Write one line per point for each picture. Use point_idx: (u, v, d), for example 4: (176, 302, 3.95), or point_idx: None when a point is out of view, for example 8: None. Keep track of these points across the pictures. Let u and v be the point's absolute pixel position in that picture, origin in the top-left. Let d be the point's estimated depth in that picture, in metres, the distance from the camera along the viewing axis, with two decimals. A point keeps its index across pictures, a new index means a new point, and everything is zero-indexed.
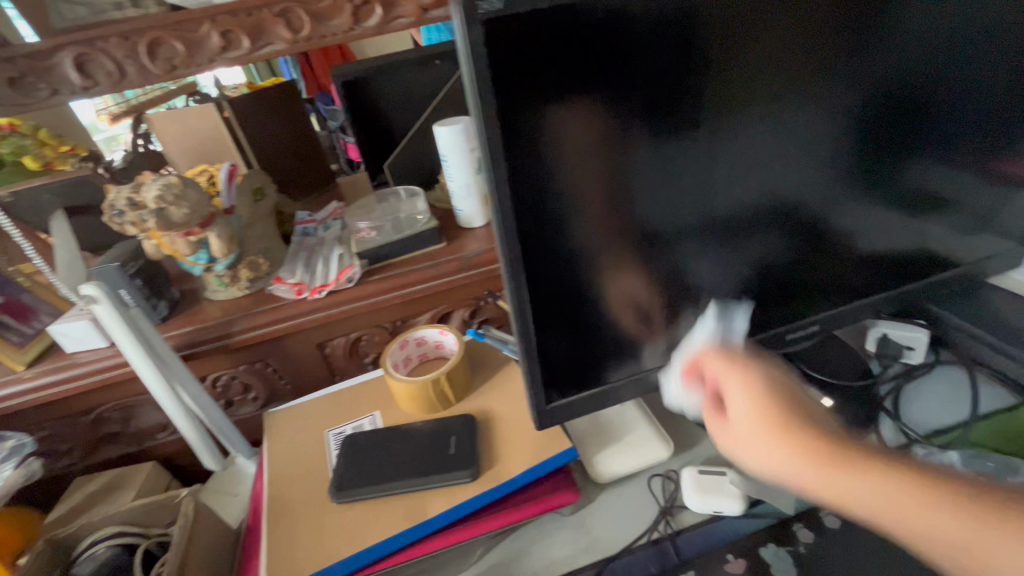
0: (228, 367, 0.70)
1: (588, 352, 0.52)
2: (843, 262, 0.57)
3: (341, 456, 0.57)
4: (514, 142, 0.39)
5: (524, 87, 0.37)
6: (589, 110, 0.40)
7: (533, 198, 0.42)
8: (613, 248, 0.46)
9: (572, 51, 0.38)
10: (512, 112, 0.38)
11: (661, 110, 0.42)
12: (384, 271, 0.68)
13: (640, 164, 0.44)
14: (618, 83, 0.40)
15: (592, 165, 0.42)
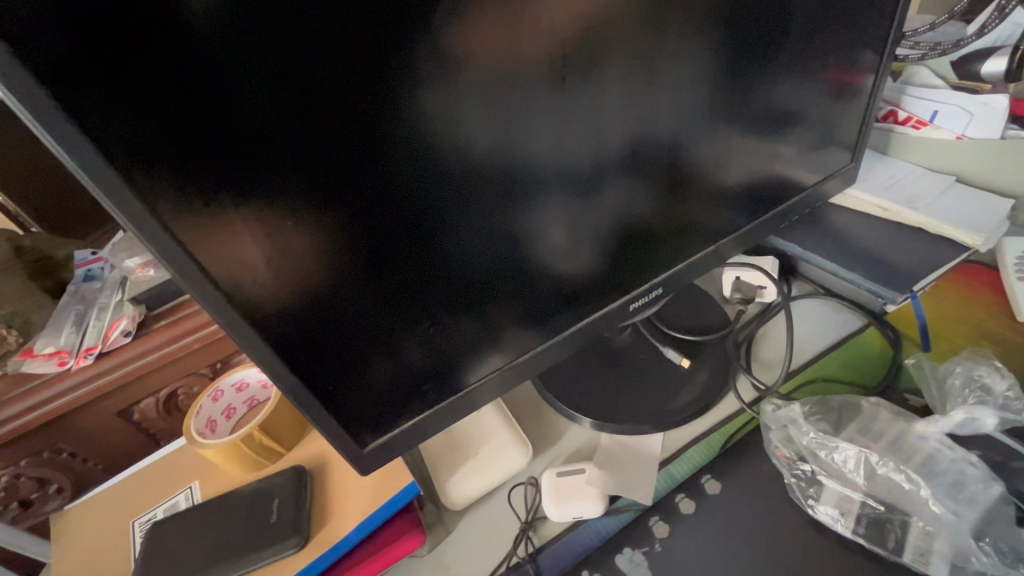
0: (3, 467, 0.55)
1: (424, 366, 0.45)
2: (680, 209, 0.51)
3: (143, 554, 0.47)
4: (202, 180, 0.28)
5: (142, 91, 0.25)
6: (303, 106, 0.29)
7: (273, 230, 0.32)
8: (401, 252, 0.37)
9: (196, 13, 0.25)
10: (144, 131, 0.26)
11: (411, 83, 0.32)
12: (175, 312, 0.57)
13: (393, 145, 0.33)
14: (306, 44, 0.28)
15: (322, 163, 0.31)
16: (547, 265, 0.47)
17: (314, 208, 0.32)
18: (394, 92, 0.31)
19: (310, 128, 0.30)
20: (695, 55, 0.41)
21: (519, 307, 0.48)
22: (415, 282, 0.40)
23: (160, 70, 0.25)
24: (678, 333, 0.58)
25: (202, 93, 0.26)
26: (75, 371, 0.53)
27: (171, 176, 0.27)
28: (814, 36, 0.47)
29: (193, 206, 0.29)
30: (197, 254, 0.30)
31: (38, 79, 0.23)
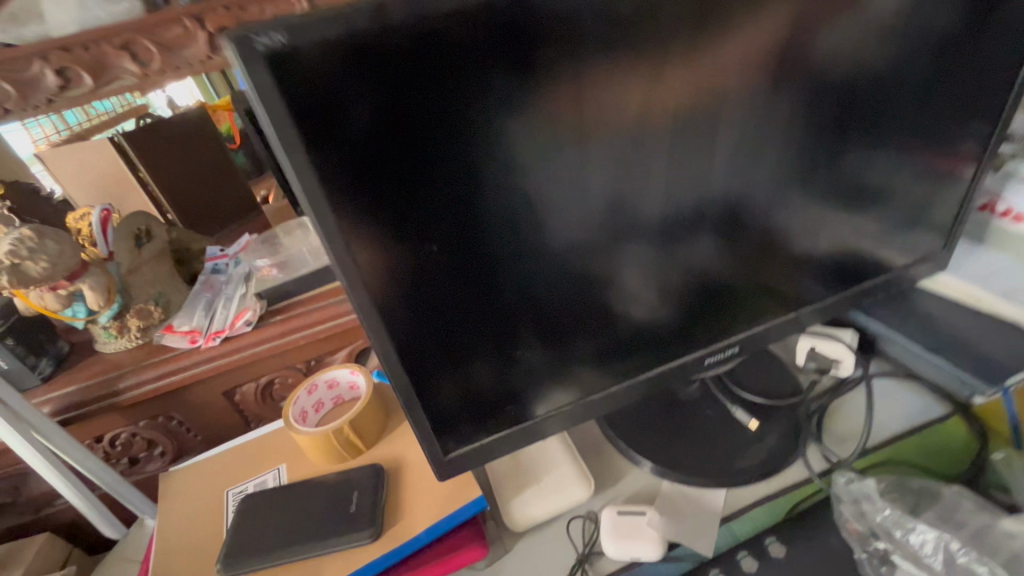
0: (126, 425, 0.64)
1: (507, 387, 0.49)
2: (762, 273, 0.54)
3: (236, 521, 0.53)
4: (375, 202, 0.35)
5: (351, 131, 0.32)
6: (462, 152, 0.35)
7: (417, 250, 0.38)
8: (504, 282, 0.42)
9: (402, 76, 0.32)
10: (341, 158, 0.33)
11: (547, 137, 0.37)
12: (289, 310, 0.64)
13: (522, 189, 0.38)
14: (473, 105, 0.34)
15: (460, 199, 0.37)
16: (626, 311, 0.50)
17: (450, 234, 0.38)
18: (531, 148, 0.37)
19: (464, 170, 0.36)
20: (800, 130, 0.45)
21: (595, 347, 0.51)
22: (511, 310, 0.44)
23: (370, 116, 0.32)
24: (749, 394, 0.59)
25: (388, 136, 0.33)
26: (202, 348, 0.61)
27: (353, 196, 0.34)
28: (917, 123, 0.49)
29: (359, 221, 0.35)
30: (351, 260, 0.36)
31: (287, 115, 0.30)
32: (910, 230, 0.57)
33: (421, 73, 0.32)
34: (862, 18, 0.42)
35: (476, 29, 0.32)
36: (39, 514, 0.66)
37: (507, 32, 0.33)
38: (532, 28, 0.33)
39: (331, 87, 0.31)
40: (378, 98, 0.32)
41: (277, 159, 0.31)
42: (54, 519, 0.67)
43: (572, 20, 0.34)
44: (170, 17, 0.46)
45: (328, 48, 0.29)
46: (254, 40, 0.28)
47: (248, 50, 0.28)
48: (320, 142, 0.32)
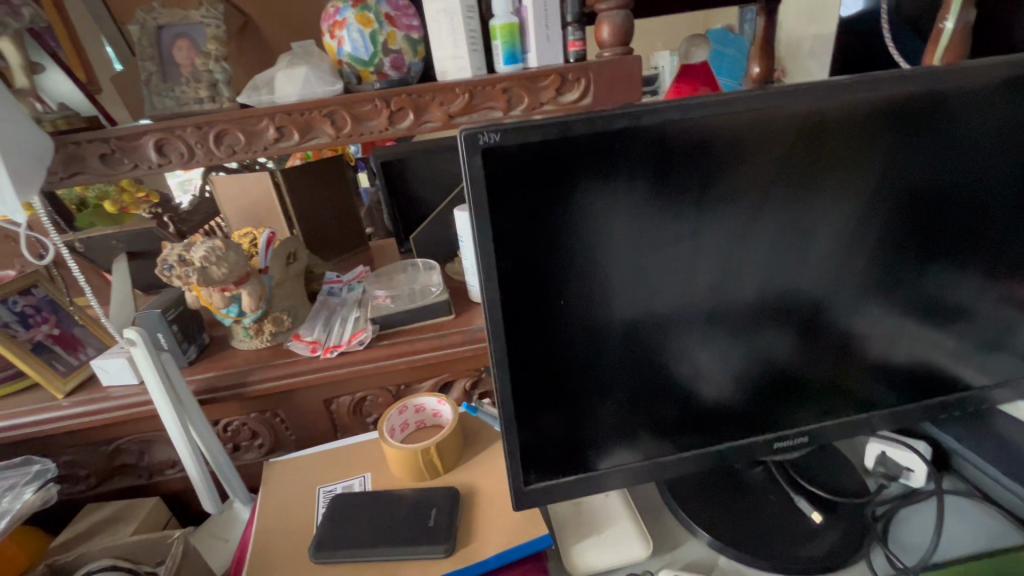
0: (240, 414, 0.73)
1: (586, 434, 0.56)
2: (835, 371, 0.57)
3: (326, 515, 0.59)
4: (520, 257, 0.46)
5: (517, 205, 0.44)
6: (590, 230, 0.46)
7: (540, 298, 0.48)
8: (598, 336, 0.51)
9: (561, 170, 0.43)
10: (504, 217, 0.44)
11: (654, 225, 0.47)
12: (394, 337, 0.73)
13: (629, 263, 0.48)
14: (606, 196, 0.45)
15: (579, 264, 0.47)
16: (695, 388, 0.56)
17: (567, 291, 0.48)
18: (643, 234, 0.47)
19: (589, 243, 0.46)
20: (879, 243, 0.51)
21: (663, 416, 0.57)
22: (598, 363, 0.52)
23: (533, 195, 0.44)
24: (814, 488, 0.60)
25: (542, 210, 0.44)
26: (320, 358, 0.71)
27: (505, 249, 0.45)
28: (996, 254, 0.53)
29: (501, 265, 0.46)
30: (489, 294, 0.46)
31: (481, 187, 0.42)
32: (990, 354, 0.59)
33: (574, 170, 0.44)
34: (942, 155, 0.48)
35: (621, 143, 0.43)
36: (153, 479, 0.76)
37: (645, 151, 0.44)
38: (662, 145, 0.44)
39: (515, 169, 0.43)
40: (541, 183, 0.43)
41: (468, 216, 0.43)
42: (161, 486, 0.76)
43: (692, 142, 0.45)
44: (365, 97, 0.59)
45: (519, 146, 0.42)
46: (479, 139, 0.41)
47: (473, 143, 0.41)
48: (495, 204, 0.43)
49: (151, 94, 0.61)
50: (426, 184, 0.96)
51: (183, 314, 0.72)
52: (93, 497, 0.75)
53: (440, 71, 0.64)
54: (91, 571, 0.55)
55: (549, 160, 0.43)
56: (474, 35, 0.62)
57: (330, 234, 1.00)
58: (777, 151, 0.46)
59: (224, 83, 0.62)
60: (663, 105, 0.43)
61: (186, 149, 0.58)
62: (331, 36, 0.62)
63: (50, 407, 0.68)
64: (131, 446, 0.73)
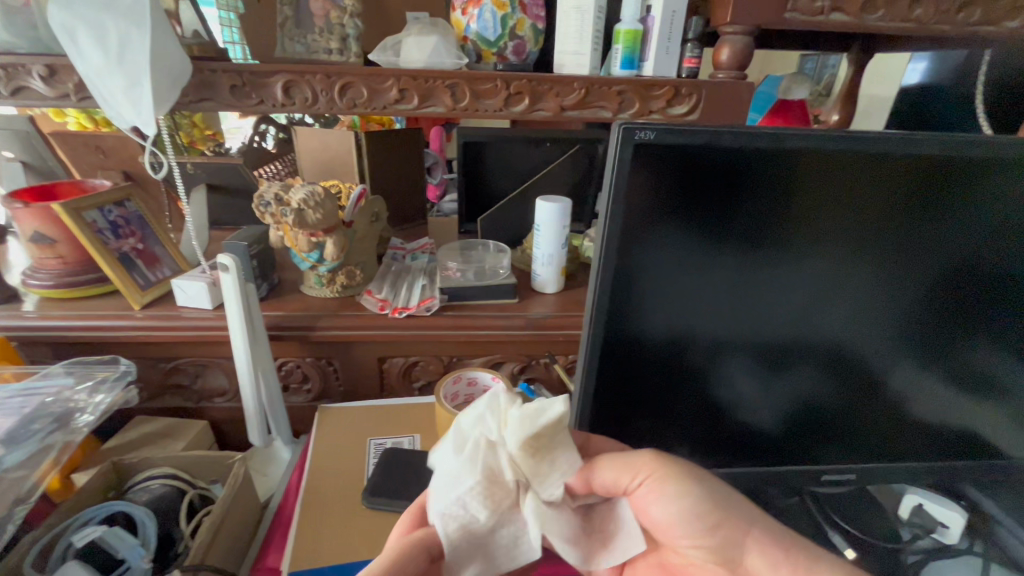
0: (297, 356, 0.76)
1: (643, 431, 0.57)
2: (884, 421, 0.59)
3: (378, 465, 0.61)
4: (633, 251, 0.47)
5: (646, 200, 0.45)
6: (701, 237, 0.48)
7: (637, 293, 0.50)
8: (679, 342, 0.52)
9: (695, 176, 0.45)
10: (630, 210, 0.46)
11: (758, 245, 0.49)
12: (458, 309, 0.75)
13: (726, 276, 0.50)
14: (726, 208, 0.47)
15: (680, 271, 0.49)
16: (751, 412, 0.58)
17: (662, 291, 0.50)
18: (747, 254, 0.49)
19: (697, 249, 0.48)
20: (959, 305, 0.53)
21: (713, 433, 0.58)
22: (670, 368, 0.54)
23: (663, 194, 0.45)
24: (848, 525, 0.62)
25: (665, 209, 0.46)
26: (386, 317, 0.73)
27: (622, 240, 0.47)
28: None
29: (615, 254, 0.47)
30: (597, 279, 0.47)
31: (621, 178, 0.44)
32: None
33: (705, 178, 0.45)
34: None
35: (754, 160, 0.45)
36: (199, 404, 0.78)
37: (773, 172, 0.46)
38: (789, 170, 0.46)
39: (654, 165, 0.44)
40: (672, 184, 0.45)
41: (602, 201, 0.44)
42: (207, 412, 0.79)
43: (818, 172, 0.46)
44: (488, 76, 0.61)
45: (666, 145, 0.43)
46: (636, 134, 0.42)
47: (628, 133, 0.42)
48: (629, 194, 0.45)
49: (284, 38, 0.64)
50: (500, 170, 0.98)
51: (262, 251, 0.75)
52: (141, 410, 0.78)
53: (558, 63, 0.66)
54: (155, 476, 0.58)
55: (687, 165, 0.44)
56: (597, 35, 0.64)
57: (396, 201, 1.01)
58: (893, 200, 0.48)
59: (353, 39, 0.65)
60: (804, 130, 0.44)
61: (311, 95, 0.61)
62: (462, 11, 0.64)
63: (124, 315, 0.70)
64: (188, 368, 0.76)
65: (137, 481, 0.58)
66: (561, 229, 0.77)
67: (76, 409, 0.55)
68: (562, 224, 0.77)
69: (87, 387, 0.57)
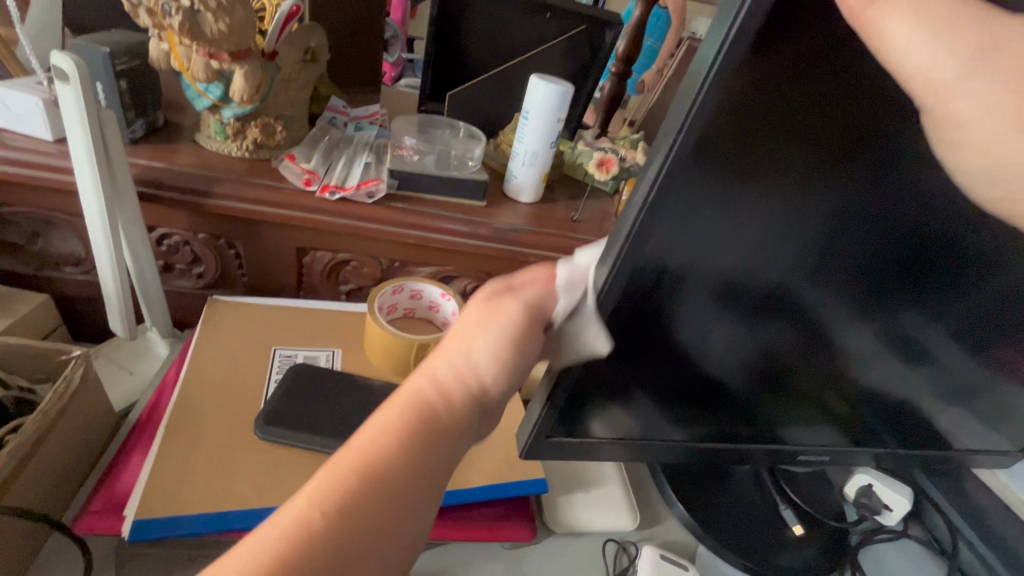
0: (184, 228, 0.57)
1: (622, 387, 0.44)
2: (873, 419, 0.49)
3: (281, 385, 0.47)
4: (712, 146, 0.29)
5: (771, 63, 0.27)
6: (808, 147, 0.30)
7: (688, 215, 0.32)
8: (692, 292, 0.37)
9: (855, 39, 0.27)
10: (737, 74, 0.27)
11: (877, 175, 0.32)
12: (409, 202, 0.59)
13: (810, 212, 0.33)
14: (869, 104, 0.29)
15: (758, 196, 0.32)
16: (738, 386, 0.45)
17: (722, 216, 0.32)
18: (821, 207, 0.33)
19: (795, 159, 0.31)
20: None
21: (689, 403, 0.46)
22: (666, 328, 0.39)
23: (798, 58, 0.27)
24: (799, 500, 0.58)
25: (786, 88, 0.28)
26: (311, 195, 0.55)
27: (704, 125, 0.28)
28: None
29: (684, 147, 0.29)
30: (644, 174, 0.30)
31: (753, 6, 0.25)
32: None
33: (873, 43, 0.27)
34: None
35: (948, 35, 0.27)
36: (41, 273, 0.58)
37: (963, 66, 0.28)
38: None
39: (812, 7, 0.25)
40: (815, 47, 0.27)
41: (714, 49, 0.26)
42: (54, 284, 0.59)
43: None
44: None
45: None
46: None
47: None
48: (749, 45, 0.26)
49: None
50: (483, 37, 0.77)
51: (137, 72, 0.52)
52: None
53: None
54: None
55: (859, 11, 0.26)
56: None
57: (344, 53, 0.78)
58: None
59: None
60: None
61: None
62: None
63: None
64: (21, 222, 0.54)
65: None
66: (554, 122, 0.60)
67: None
68: (556, 115, 0.60)
69: None
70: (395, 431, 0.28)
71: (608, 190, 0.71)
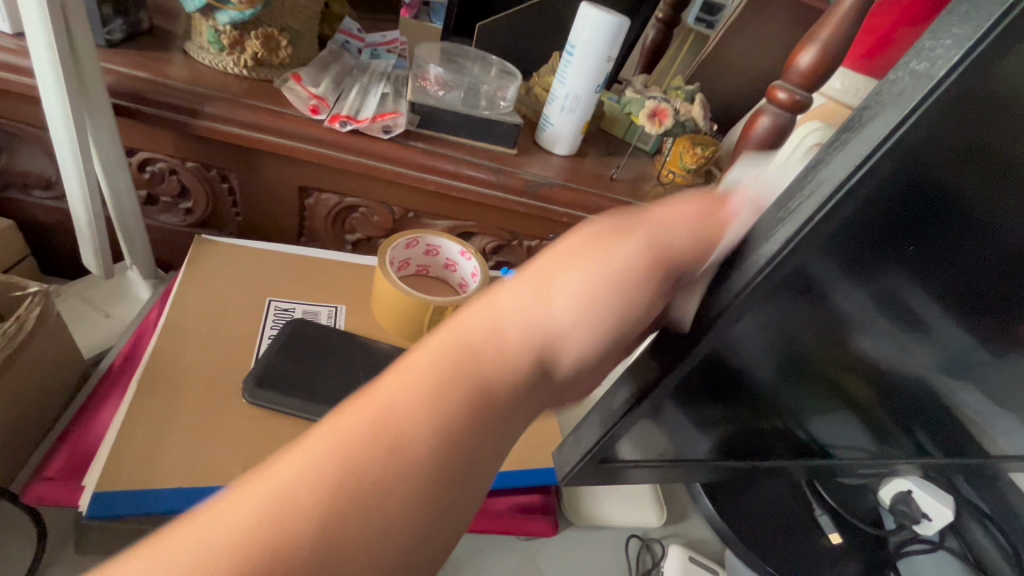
0: (170, 154, 0.49)
1: (661, 415, 0.33)
2: (908, 419, 0.38)
3: (276, 342, 0.41)
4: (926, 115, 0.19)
5: None
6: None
7: (847, 214, 0.21)
8: (793, 307, 0.26)
9: None
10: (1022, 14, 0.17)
11: None
12: (430, 143, 0.51)
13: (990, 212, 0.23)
14: None
15: (940, 184, 0.22)
16: (746, 392, 0.34)
17: (883, 213, 0.22)
18: (922, 161, 0.20)
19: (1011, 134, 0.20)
20: None
21: (706, 409, 0.34)
22: (739, 337, 0.27)
23: None
24: (834, 501, 0.53)
25: None
26: (318, 125, 0.47)
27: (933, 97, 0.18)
28: None
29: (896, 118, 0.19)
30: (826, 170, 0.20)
31: None
32: None
33: None
34: None
35: None
36: (5, 195, 0.51)
37: None
38: None
39: None
40: None
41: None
42: (21, 210, 0.52)
43: None
44: None
45: None
46: None
47: None
48: None
49: None
50: None
51: None
52: None
53: None
54: None
55: None
56: None
57: None
58: None
59: None
60: None
61: None
62: None
63: None
64: None
65: None
66: (603, 60, 0.52)
67: None
68: (606, 53, 0.52)
69: None
70: (421, 379, 0.20)
71: (649, 149, 0.63)
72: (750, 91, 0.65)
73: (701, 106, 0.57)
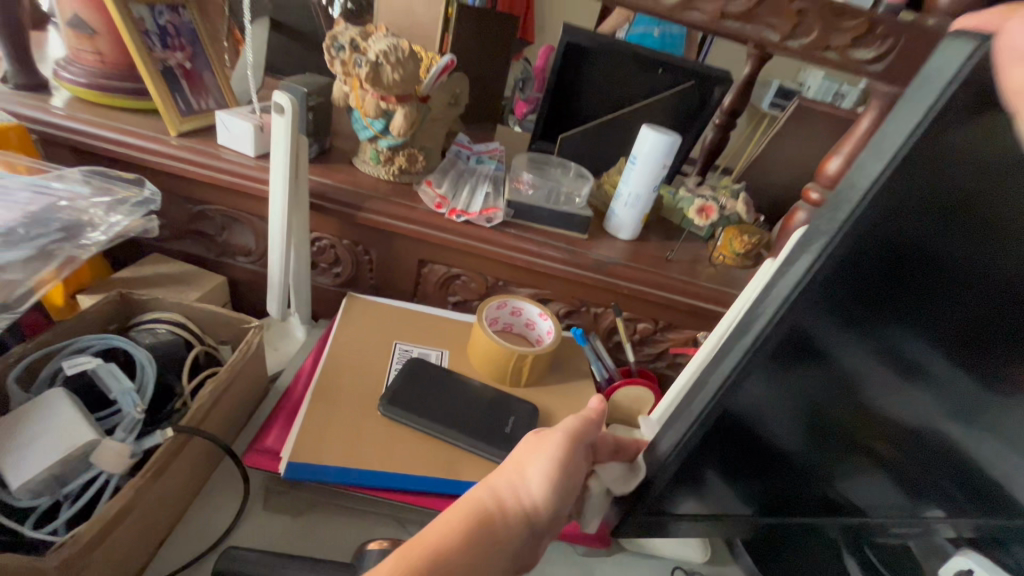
0: (333, 234, 0.68)
1: (693, 476, 0.42)
2: (936, 477, 0.43)
3: (401, 373, 0.55)
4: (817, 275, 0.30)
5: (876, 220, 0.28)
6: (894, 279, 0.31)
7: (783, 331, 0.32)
8: (768, 392, 0.36)
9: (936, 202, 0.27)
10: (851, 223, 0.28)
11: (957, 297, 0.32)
12: (521, 229, 0.66)
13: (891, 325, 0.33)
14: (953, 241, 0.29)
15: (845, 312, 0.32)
16: (754, 448, 0.41)
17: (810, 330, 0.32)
18: (825, 297, 0.31)
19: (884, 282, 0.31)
20: None
21: (731, 471, 0.43)
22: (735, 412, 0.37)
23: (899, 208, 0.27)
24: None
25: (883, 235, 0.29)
26: (440, 215, 0.64)
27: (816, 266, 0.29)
28: None
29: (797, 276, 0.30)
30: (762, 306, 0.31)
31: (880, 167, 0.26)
32: None
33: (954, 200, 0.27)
34: None
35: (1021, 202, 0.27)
36: (219, 259, 0.72)
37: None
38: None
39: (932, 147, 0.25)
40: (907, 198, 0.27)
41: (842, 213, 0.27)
42: (227, 269, 0.73)
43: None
44: None
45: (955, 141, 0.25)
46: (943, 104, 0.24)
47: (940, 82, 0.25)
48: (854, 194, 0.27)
49: None
50: (596, 92, 0.83)
51: (321, 106, 0.65)
52: (159, 250, 0.72)
53: None
54: (162, 320, 0.51)
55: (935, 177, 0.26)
56: None
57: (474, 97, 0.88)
58: None
59: None
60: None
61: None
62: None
63: (160, 138, 0.63)
64: (216, 217, 0.68)
65: (141, 321, 0.52)
66: (660, 168, 0.65)
67: (91, 223, 0.53)
68: (662, 163, 0.66)
69: (107, 203, 0.56)
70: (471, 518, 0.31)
71: (703, 236, 0.74)
72: (793, 186, 0.75)
73: (745, 203, 0.69)
